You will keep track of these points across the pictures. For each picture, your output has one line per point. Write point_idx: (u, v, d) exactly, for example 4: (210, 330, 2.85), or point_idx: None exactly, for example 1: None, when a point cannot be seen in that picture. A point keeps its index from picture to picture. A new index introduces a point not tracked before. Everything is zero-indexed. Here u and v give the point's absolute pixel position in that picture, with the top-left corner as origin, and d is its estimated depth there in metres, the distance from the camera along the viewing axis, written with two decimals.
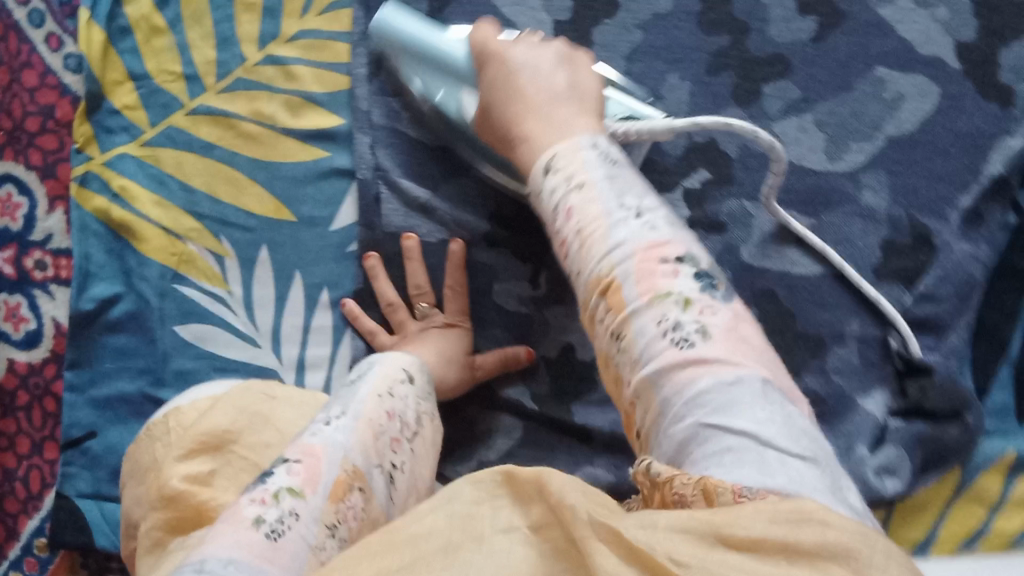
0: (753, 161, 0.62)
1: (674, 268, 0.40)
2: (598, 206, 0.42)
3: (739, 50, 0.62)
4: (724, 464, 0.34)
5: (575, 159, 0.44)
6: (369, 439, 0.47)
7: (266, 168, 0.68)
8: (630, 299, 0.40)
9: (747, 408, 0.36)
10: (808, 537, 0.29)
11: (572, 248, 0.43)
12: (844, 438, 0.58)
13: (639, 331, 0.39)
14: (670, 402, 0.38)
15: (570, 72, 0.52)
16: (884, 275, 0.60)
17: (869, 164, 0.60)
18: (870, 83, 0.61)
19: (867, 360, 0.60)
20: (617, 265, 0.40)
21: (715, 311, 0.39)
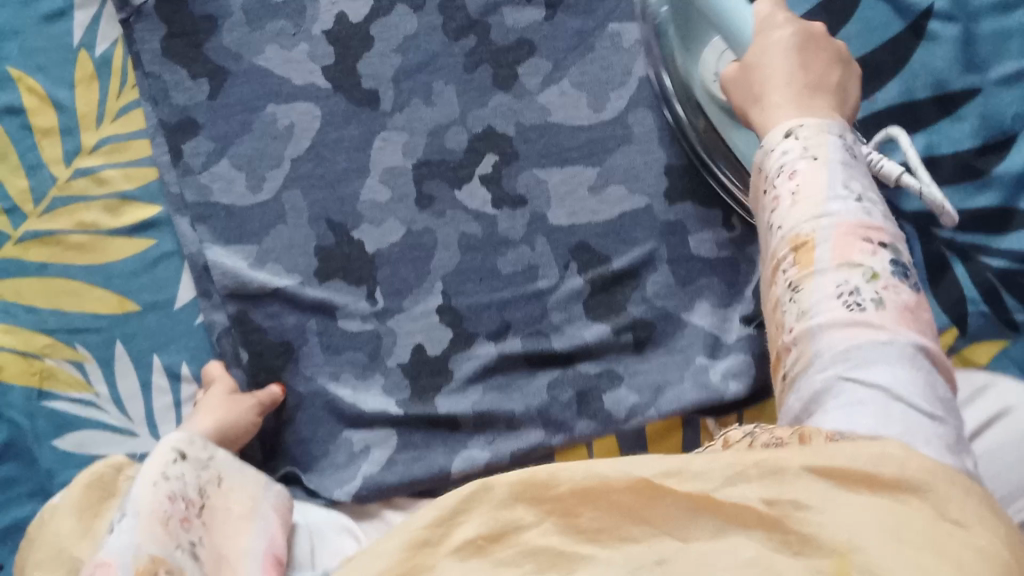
0: (531, 133, 0.69)
1: (875, 248, 0.41)
2: (821, 176, 0.44)
3: (485, 45, 0.70)
4: (849, 410, 0.36)
5: (819, 137, 0.46)
6: (154, 526, 0.52)
7: (101, 270, 0.72)
8: (822, 259, 0.42)
9: (890, 366, 0.37)
10: (889, 470, 0.30)
11: (779, 204, 0.45)
12: (679, 352, 0.66)
13: (817, 291, 0.41)
14: (822, 352, 0.39)
15: (845, 70, 0.53)
16: (675, 198, 0.68)
17: (631, 105, 0.69)
18: (607, 41, 0.70)
19: (679, 278, 0.67)
20: (819, 227, 0.43)
21: (903, 291, 0.40)
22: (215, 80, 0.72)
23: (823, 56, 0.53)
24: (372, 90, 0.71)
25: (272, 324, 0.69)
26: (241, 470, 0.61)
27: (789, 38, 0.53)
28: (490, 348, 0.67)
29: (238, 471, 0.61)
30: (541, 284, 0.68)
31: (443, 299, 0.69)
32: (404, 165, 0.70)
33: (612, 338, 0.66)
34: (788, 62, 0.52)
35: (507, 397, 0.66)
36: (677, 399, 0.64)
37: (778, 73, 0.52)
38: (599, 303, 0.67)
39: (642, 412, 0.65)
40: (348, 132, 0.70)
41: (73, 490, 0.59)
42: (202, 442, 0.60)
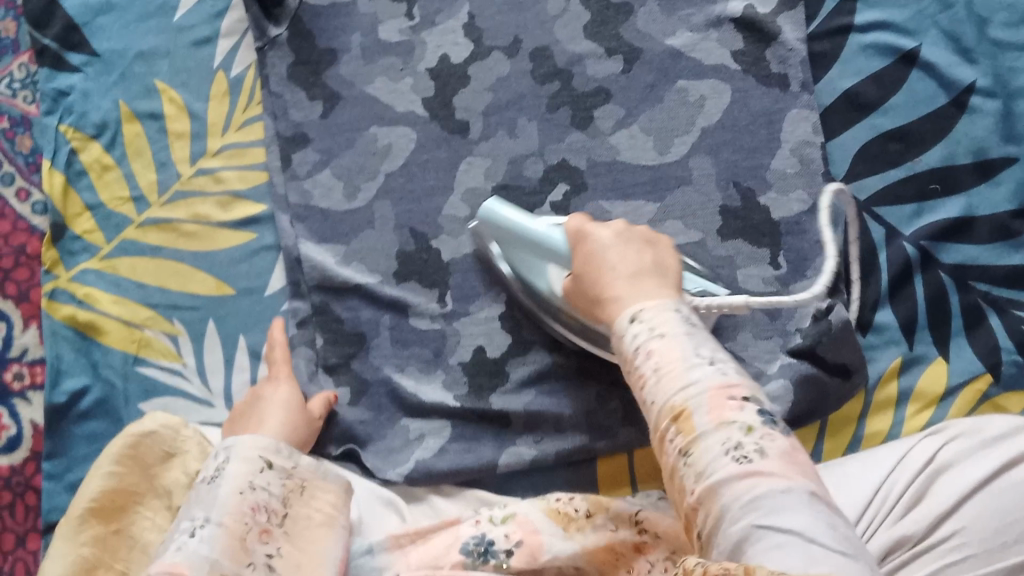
0: (600, 169, 0.76)
1: (741, 402, 0.46)
2: (677, 351, 0.49)
3: (567, 90, 0.79)
4: (772, 557, 0.40)
5: (659, 315, 0.52)
6: (231, 540, 0.55)
7: (206, 255, 0.81)
8: (701, 425, 0.46)
9: (795, 514, 0.42)
10: None
11: (650, 381, 0.49)
12: None
13: (706, 452, 0.45)
14: (729, 506, 0.43)
15: (655, 248, 0.61)
16: (728, 236, 0.72)
17: (693, 151, 0.75)
18: (675, 94, 0.77)
19: None
20: (690, 397, 0.47)
21: (777, 437, 0.45)
22: (329, 102, 0.83)
23: (636, 248, 0.60)
24: (464, 121, 0.80)
25: (349, 316, 0.76)
26: (325, 478, 0.62)
27: (609, 230, 0.62)
28: (544, 355, 0.72)
29: (322, 480, 0.62)
30: None
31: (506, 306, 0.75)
32: (484, 187, 0.78)
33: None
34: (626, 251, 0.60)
35: (559, 401, 0.71)
36: None
37: (618, 253, 0.60)
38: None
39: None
40: (437, 155, 0.79)
41: (119, 440, 0.67)
42: (287, 452, 0.62)
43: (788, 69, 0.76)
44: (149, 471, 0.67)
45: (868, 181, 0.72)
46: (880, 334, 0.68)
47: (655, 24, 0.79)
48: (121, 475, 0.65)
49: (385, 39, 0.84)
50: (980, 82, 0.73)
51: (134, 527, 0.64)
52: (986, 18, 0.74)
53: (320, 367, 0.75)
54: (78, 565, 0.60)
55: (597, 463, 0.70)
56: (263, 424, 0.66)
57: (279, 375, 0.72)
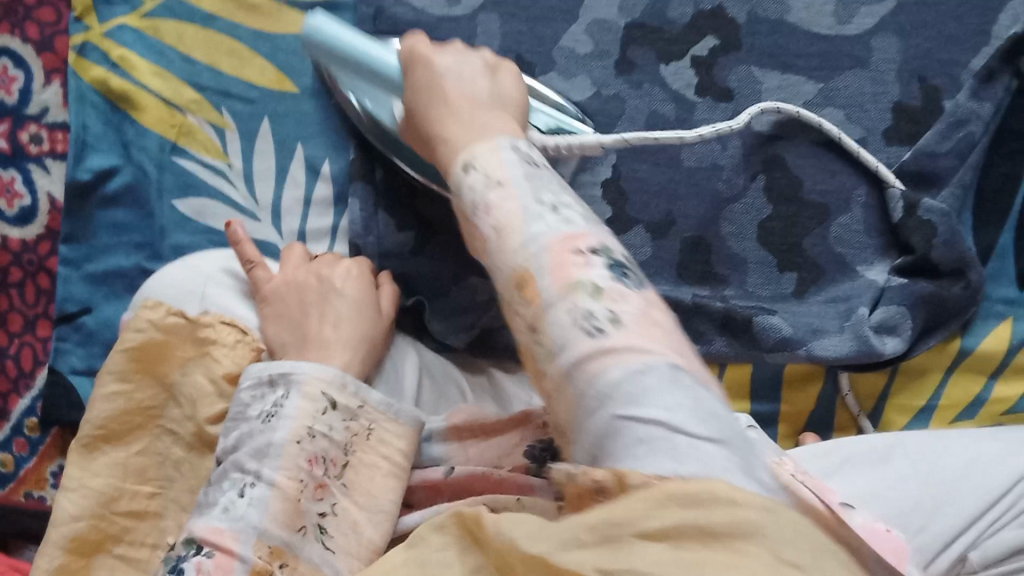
0: (761, 27, 0.62)
1: (587, 258, 0.37)
2: (516, 201, 0.39)
3: None
4: (637, 456, 0.32)
5: (494, 158, 0.42)
6: (285, 500, 0.46)
7: (268, 39, 0.68)
8: (546, 290, 0.37)
9: (661, 398, 0.33)
10: (719, 518, 0.28)
11: (489, 243, 0.40)
12: (843, 303, 0.59)
13: (554, 330, 0.36)
14: (584, 395, 0.34)
15: (496, 78, 0.52)
16: (893, 140, 0.61)
17: (879, 28, 0.62)
18: None
19: (868, 226, 0.60)
20: (529, 256, 0.38)
21: (629, 297, 0.36)
22: None
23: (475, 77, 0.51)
24: None
25: None
26: (396, 419, 0.52)
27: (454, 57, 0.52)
28: (645, 239, 0.61)
29: (391, 421, 0.51)
30: (720, 188, 0.62)
31: (612, 173, 0.62)
32: (616, 21, 0.64)
33: (774, 276, 0.60)
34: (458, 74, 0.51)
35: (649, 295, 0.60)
36: (831, 350, 0.57)
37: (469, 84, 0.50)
38: (775, 230, 0.61)
39: (789, 348, 0.57)
40: None
41: (115, 355, 0.51)
42: (354, 388, 0.51)
43: None
44: (169, 376, 0.52)
45: None
46: None
47: None
48: (130, 391, 0.51)
49: None
50: None
51: (161, 442, 0.52)
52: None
53: (380, 208, 0.64)
54: (95, 499, 0.49)
55: None
56: (334, 326, 0.54)
57: (354, 266, 0.58)
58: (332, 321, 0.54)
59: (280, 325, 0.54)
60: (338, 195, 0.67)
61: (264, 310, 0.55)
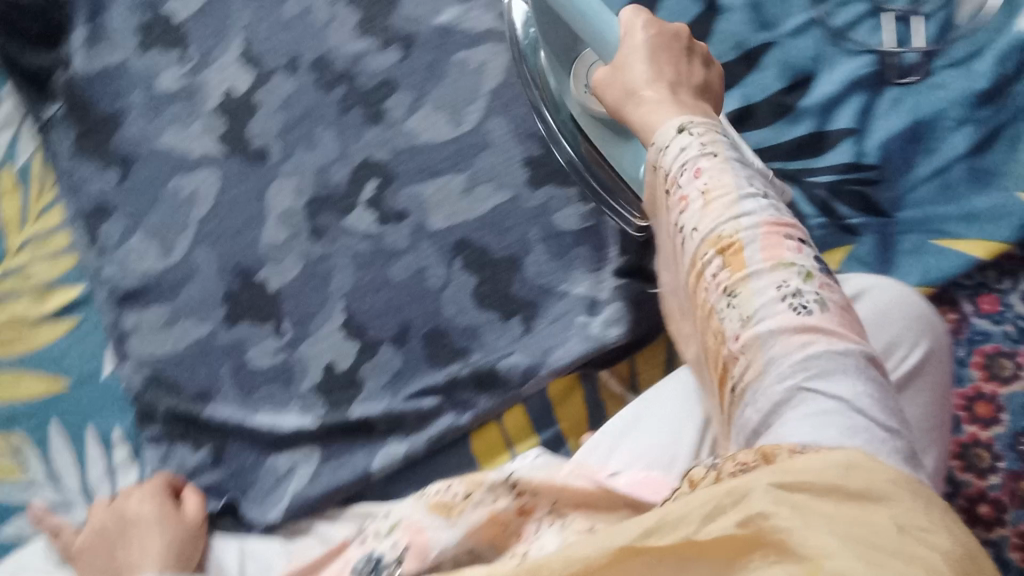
0: (404, 155, 0.75)
1: (797, 245, 0.42)
2: (728, 175, 0.45)
3: (354, 90, 0.77)
4: (804, 429, 0.34)
5: (709, 131, 0.48)
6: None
7: (32, 356, 0.75)
8: (753, 261, 0.41)
9: (848, 377, 0.36)
10: (853, 482, 0.29)
11: (693, 203, 0.45)
12: (564, 318, 0.69)
13: (757, 289, 0.40)
14: (775, 360, 0.38)
15: (689, 62, 0.56)
16: (539, 183, 0.73)
17: (488, 116, 0.75)
18: (456, 67, 0.76)
19: (554, 253, 0.71)
20: (741, 230, 0.42)
21: (836, 288, 0.40)
22: (126, 167, 0.80)
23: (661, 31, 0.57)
24: (262, 146, 0.78)
25: (189, 376, 0.73)
26: None
27: (642, 29, 0.58)
28: (392, 352, 0.71)
29: None
30: (429, 284, 0.73)
31: (346, 315, 0.73)
32: (296, 205, 0.76)
33: (501, 325, 0.70)
34: (645, 43, 0.57)
35: (417, 392, 0.69)
36: (568, 355, 0.67)
37: (638, 49, 0.57)
38: (487, 292, 0.71)
39: (534, 373, 0.67)
40: (243, 187, 0.77)
41: None
42: None
43: None
44: None
45: None
46: None
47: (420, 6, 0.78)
48: None
49: (165, 90, 0.81)
50: None
51: None
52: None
53: (173, 439, 0.71)
54: None
55: (472, 437, 0.68)
56: (141, 544, 0.59)
57: (146, 492, 0.64)
58: (136, 545, 0.59)
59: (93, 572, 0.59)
60: (134, 451, 0.72)
61: (76, 565, 0.60)
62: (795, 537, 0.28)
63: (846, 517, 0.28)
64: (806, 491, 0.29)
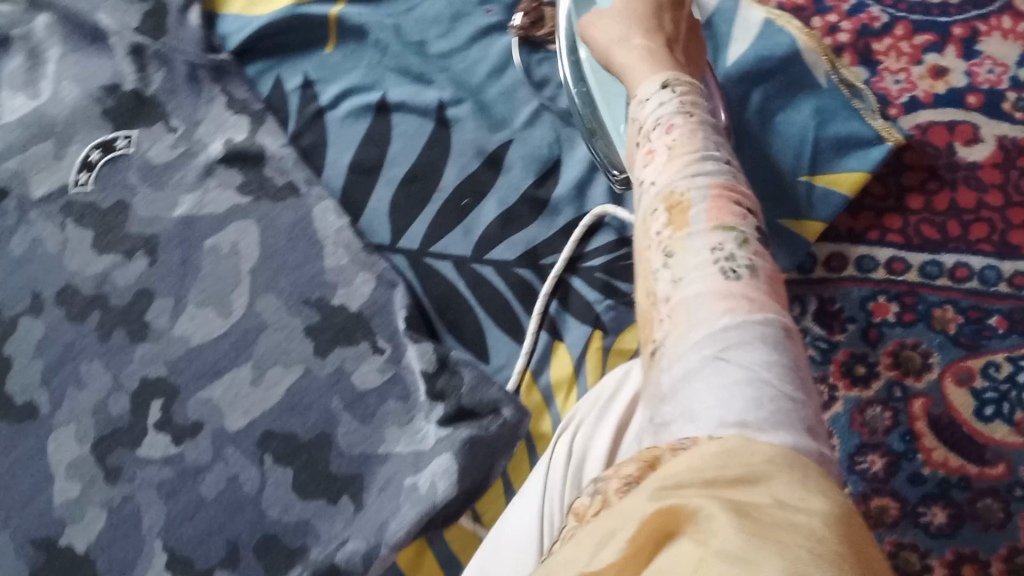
0: (182, 362, 0.71)
1: (742, 212, 0.46)
2: (693, 133, 0.50)
3: (109, 311, 0.72)
4: (712, 403, 0.39)
5: (689, 88, 0.54)
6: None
7: None
8: (694, 221, 0.46)
9: (761, 348, 0.41)
10: (739, 466, 0.34)
11: (658, 155, 0.50)
12: (390, 486, 0.64)
13: (691, 255, 0.45)
14: (695, 329, 0.42)
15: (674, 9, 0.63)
16: (326, 350, 0.69)
17: (255, 295, 0.71)
18: (209, 255, 0.73)
19: (363, 417, 0.67)
20: (693, 190, 0.46)
21: (767, 255, 0.45)
22: None
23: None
24: (28, 401, 0.71)
25: None
26: None
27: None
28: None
29: None
30: (246, 490, 0.67)
31: (167, 551, 0.66)
32: (83, 450, 0.70)
33: (331, 511, 0.65)
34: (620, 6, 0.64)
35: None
36: (401, 526, 0.62)
37: (609, 20, 0.62)
38: (306, 480, 0.66)
39: (375, 555, 0.62)
40: (19, 450, 0.71)
41: None
42: None
43: (288, 174, 0.74)
44: None
45: (414, 230, 0.71)
46: (499, 355, 0.67)
47: (152, 203, 0.74)
48: None
49: None
50: (445, 96, 0.74)
51: None
52: (420, 42, 0.76)
53: None
54: None
55: None
56: None
57: None
58: None
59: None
60: None
61: None
62: (702, 516, 0.31)
63: (728, 495, 0.33)
64: (682, 491, 0.34)
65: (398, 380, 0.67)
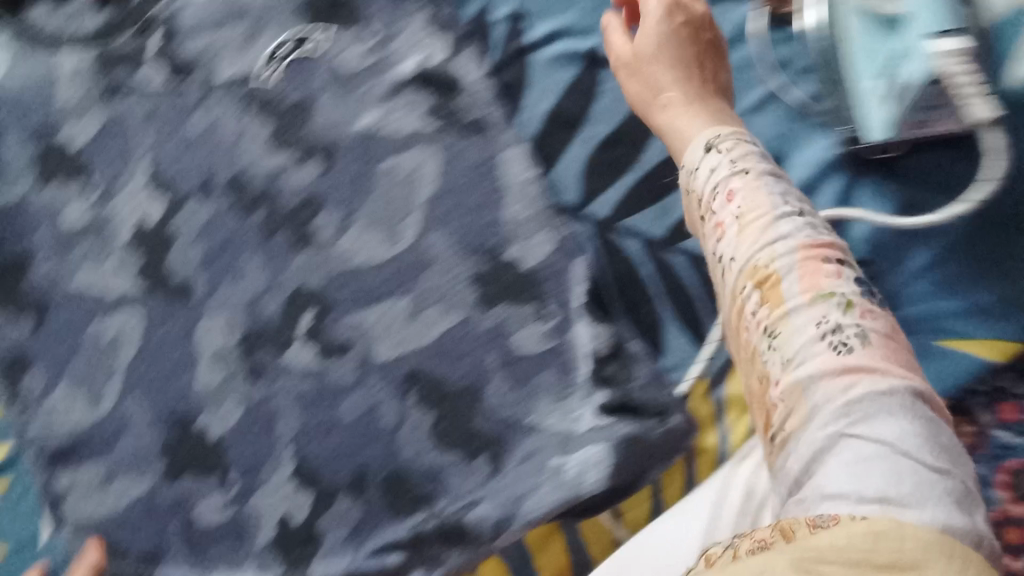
0: (339, 280, 0.69)
1: (838, 269, 0.41)
2: (761, 197, 0.45)
3: (278, 210, 0.71)
4: (849, 475, 0.33)
5: (739, 148, 0.49)
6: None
7: None
8: (790, 295, 0.40)
9: (894, 419, 0.34)
10: (883, 553, 0.29)
11: (730, 228, 0.45)
12: (532, 460, 0.62)
13: (797, 333, 0.39)
14: (821, 407, 0.37)
15: None
16: (491, 303, 0.66)
17: (425, 228, 0.68)
18: (386, 175, 0.70)
19: (515, 381, 0.64)
20: (779, 259, 0.42)
21: (876, 315, 0.39)
22: (38, 315, 0.73)
23: (683, 15, 0.61)
24: (185, 280, 0.71)
25: (129, 543, 0.67)
26: None
27: (656, 12, 0.61)
28: (351, 502, 0.65)
29: None
30: (382, 424, 0.66)
31: (296, 463, 0.66)
32: (228, 343, 0.69)
33: (467, 468, 0.63)
34: (659, 37, 0.61)
35: (381, 547, 0.63)
36: (540, 505, 0.60)
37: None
38: (445, 430, 0.64)
39: (506, 525, 0.61)
40: (169, 328, 0.71)
41: None
42: None
43: (481, 111, 0.71)
44: None
45: (606, 195, 0.68)
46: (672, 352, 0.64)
47: (338, 109, 0.73)
48: None
49: (72, 226, 0.75)
50: None
51: None
52: None
53: None
54: None
55: None
56: None
57: None
58: None
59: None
60: None
61: None
62: None
63: None
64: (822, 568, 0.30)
65: (560, 353, 0.64)
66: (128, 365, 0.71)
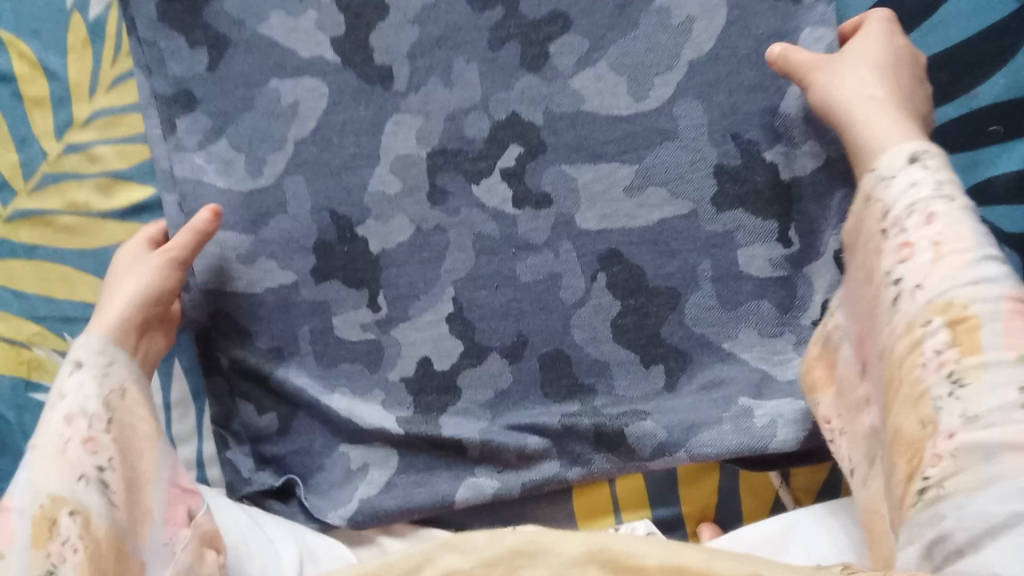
0: (561, 122, 0.59)
1: None
2: (966, 231, 0.40)
3: (514, 18, 0.60)
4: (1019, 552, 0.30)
5: (941, 170, 0.43)
6: (52, 458, 0.47)
7: (91, 256, 0.65)
8: (988, 346, 0.36)
9: None
10: None
11: (920, 258, 0.40)
12: (716, 392, 0.56)
13: (987, 391, 0.35)
14: (996, 473, 0.33)
15: None
16: (725, 206, 0.57)
17: (678, 94, 0.58)
18: (654, 17, 0.58)
19: (724, 300, 0.57)
20: (977, 304, 0.37)
21: None
22: (216, 49, 0.65)
23: (906, 44, 0.54)
24: (385, 65, 0.62)
25: (262, 329, 0.63)
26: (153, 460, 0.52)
27: (886, 31, 0.54)
28: (504, 367, 0.59)
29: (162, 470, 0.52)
30: (563, 296, 0.59)
31: (454, 306, 0.60)
32: (418, 153, 0.61)
33: (641, 374, 0.58)
34: (884, 52, 0.52)
35: (520, 426, 0.58)
36: (714, 443, 0.54)
37: None
38: (629, 326, 0.58)
39: (671, 451, 0.55)
40: (357, 113, 0.62)
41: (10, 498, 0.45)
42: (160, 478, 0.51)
43: None
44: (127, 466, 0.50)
45: None
46: None
47: None
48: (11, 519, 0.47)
49: None
50: None
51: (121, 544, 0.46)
52: None
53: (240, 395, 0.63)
54: None
55: (575, 494, 0.58)
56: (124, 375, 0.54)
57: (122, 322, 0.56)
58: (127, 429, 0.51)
59: (109, 311, 0.57)
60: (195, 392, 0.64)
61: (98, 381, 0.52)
62: None
63: None
64: None
65: (785, 286, 0.57)
66: (302, 138, 0.63)
